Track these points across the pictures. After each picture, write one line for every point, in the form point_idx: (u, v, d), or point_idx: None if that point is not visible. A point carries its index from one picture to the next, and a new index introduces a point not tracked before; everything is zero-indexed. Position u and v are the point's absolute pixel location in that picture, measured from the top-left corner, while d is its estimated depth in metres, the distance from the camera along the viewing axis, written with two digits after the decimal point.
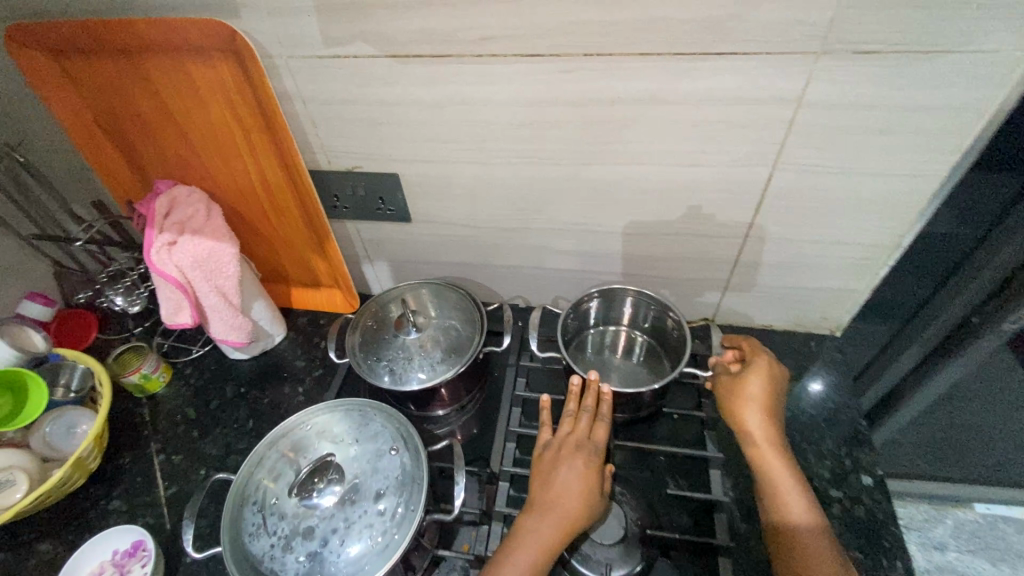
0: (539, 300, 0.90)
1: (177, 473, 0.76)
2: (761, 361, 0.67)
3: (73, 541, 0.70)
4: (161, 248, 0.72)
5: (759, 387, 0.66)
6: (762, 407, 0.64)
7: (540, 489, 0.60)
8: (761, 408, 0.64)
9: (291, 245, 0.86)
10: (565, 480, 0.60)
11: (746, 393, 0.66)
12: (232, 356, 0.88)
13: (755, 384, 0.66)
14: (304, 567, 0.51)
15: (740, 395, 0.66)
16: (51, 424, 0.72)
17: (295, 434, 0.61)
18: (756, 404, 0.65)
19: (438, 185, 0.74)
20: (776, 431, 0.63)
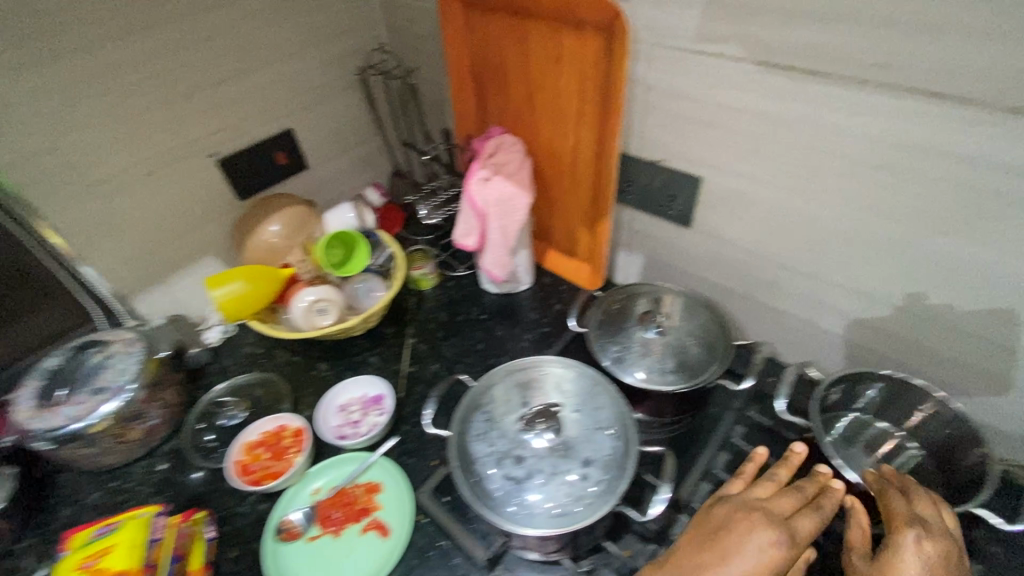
0: (788, 355, 0.81)
1: (418, 359, 0.91)
2: (933, 504, 0.52)
3: (341, 373, 0.91)
4: (479, 181, 0.85)
5: (946, 537, 0.49)
6: (938, 553, 0.48)
7: (703, 547, 0.50)
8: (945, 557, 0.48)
9: (568, 212, 0.93)
10: (738, 543, 0.50)
11: (930, 528, 0.50)
12: (485, 287, 1.00)
13: (908, 514, 0.51)
14: (506, 486, 0.59)
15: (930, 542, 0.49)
16: (359, 284, 0.93)
17: (532, 375, 0.70)
18: (945, 556, 0.48)
19: (738, 201, 0.71)
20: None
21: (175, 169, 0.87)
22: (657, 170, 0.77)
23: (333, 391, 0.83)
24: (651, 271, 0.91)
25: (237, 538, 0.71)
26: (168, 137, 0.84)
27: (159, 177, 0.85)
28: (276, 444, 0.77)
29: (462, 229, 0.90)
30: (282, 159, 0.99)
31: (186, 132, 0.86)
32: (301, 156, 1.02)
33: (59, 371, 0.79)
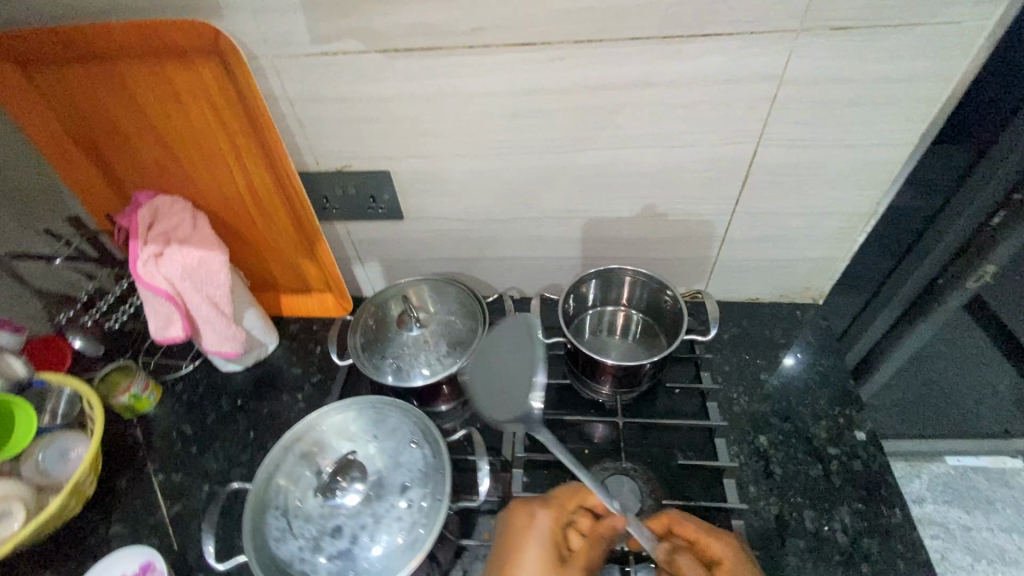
0: (533, 289, 0.91)
1: (179, 491, 0.73)
2: (535, 506, 0.58)
3: (72, 571, 0.67)
4: (149, 262, 0.69)
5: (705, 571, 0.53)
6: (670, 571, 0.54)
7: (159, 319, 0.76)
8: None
9: (282, 251, 0.84)
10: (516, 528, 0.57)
11: (509, 531, 0.57)
12: (224, 368, 0.85)
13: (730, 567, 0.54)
14: (335, 568, 0.48)
15: (505, 526, 0.57)
16: (43, 450, 0.67)
17: (313, 435, 0.57)
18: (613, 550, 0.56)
19: (430, 180, 0.74)
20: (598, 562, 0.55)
21: None
22: (344, 179, 0.75)
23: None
24: (393, 273, 0.90)
25: None
26: None
27: None
28: None
29: (157, 323, 0.73)
30: None
31: None
32: None
33: None
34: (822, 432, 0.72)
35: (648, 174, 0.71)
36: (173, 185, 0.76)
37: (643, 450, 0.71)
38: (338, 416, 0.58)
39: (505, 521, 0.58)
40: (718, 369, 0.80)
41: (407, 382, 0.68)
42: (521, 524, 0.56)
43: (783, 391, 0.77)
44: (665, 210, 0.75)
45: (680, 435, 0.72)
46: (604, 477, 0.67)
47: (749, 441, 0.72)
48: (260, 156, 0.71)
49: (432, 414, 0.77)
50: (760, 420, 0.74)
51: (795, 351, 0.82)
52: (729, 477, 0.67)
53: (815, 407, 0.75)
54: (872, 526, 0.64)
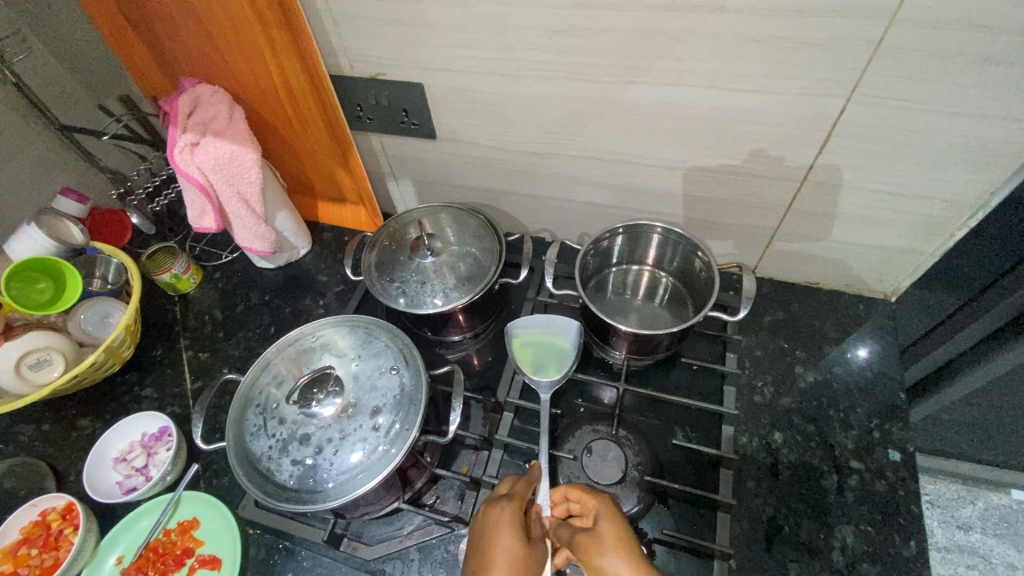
0: (566, 233, 0.85)
1: (203, 368, 0.79)
2: (502, 502, 0.54)
3: (109, 420, 0.76)
4: (184, 150, 0.71)
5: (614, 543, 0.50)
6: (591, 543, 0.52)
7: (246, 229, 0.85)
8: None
9: (317, 157, 0.83)
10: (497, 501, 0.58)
11: (480, 531, 0.53)
12: (259, 265, 0.89)
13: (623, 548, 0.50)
14: (299, 472, 0.50)
15: (475, 530, 0.54)
16: (86, 312, 0.76)
17: (301, 344, 0.58)
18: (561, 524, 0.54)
19: (463, 99, 0.69)
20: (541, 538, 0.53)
21: None
22: (378, 87, 0.71)
23: (98, 447, 0.68)
24: (425, 195, 0.88)
25: None
26: None
27: None
28: (45, 534, 0.62)
29: (194, 212, 0.76)
30: None
31: None
32: None
33: None
34: (850, 442, 0.64)
35: (709, 121, 0.60)
36: (216, 75, 0.76)
37: (642, 422, 0.67)
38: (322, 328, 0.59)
39: (475, 525, 0.54)
40: (747, 351, 0.72)
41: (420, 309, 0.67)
42: (490, 521, 0.53)
43: (817, 389, 0.69)
44: (723, 164, 0.65)
45: (686, 413, 0.67)
46: (592, 440, 0.65)
47: (762, 435, 0.65)
48: (295, 54, 0.68)
49: (442, 342, 0.77)
50: (781, 415, 0.67)
51: (845, 347, 0.72)
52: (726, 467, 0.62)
53: (850, 414, 0.67)
54: (876, 553, 0.57)
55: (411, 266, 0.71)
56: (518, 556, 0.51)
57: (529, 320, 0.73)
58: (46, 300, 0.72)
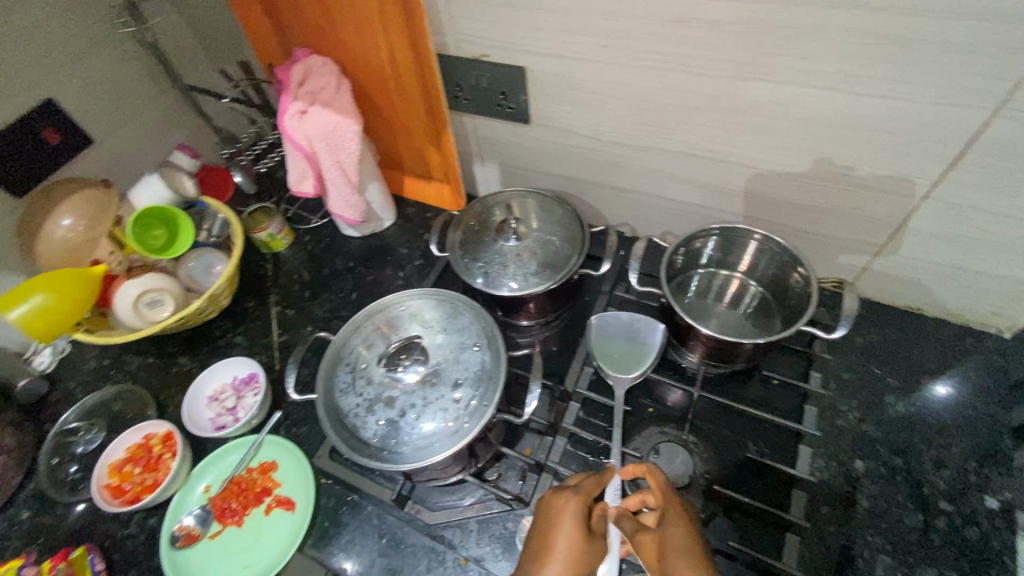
0: (648, 230, 0.84)
1: (290, 324, 0.85)
2: (568, 493, 0.55)
3: (204, 360, 0.82)
4: (295, 117, 0.75)
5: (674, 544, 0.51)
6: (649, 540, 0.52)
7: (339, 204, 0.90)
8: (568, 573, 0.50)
9: (411, 133, 0.86)
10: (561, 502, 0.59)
11: (545, 517, 0.55)
12: (346, 232, 0.94)
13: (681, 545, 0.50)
14: (382, 431, 0.53)
15: (541, 515, 0.56)
16: (194, 261, 0.83)
17: (390, 312, 0.61)
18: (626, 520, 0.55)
19: (564, 86, 0.68)
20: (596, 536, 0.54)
21: None
22: (479, 68, 0.72)
23: (196, 384, 0.75)
24: (509, 178, 0.88)
25: (130, 563, 0.66)
26: None
27: None
28: (148, 455, 0.70)
29: (296, 177, 0.81)
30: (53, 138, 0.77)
31: None
32: (76, 127, 0.80)
33: None
34: (941, 483, 0.60)
35: (827, 125, 0.57)
36: (327, 47, 0.79)
37: (713, 430, 0.66)
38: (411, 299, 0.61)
39: (541, 511, 0.56)
40: (832, 372, 0.69)
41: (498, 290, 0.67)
42: (555, 509, 0.55)
43: (907, 421, 0.65)
44: (834, 172, 0.61)
45: (759, 428, 0.65)
46: (659, 442, 0.65)
47: (842, 462, 0.62)
48: (405, 30, 0.70)
49: (513, 326, 0.78)
50: (864, 443, 0.64)
51: (945, 382, 0.67)
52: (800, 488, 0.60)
53: (943, 452, 0.62)
54: None
55: (493, 249, 0.72)
56: (578, 547, 0.52)
57: (607, 314, 0.73)
58: (161, 245, 0.80)
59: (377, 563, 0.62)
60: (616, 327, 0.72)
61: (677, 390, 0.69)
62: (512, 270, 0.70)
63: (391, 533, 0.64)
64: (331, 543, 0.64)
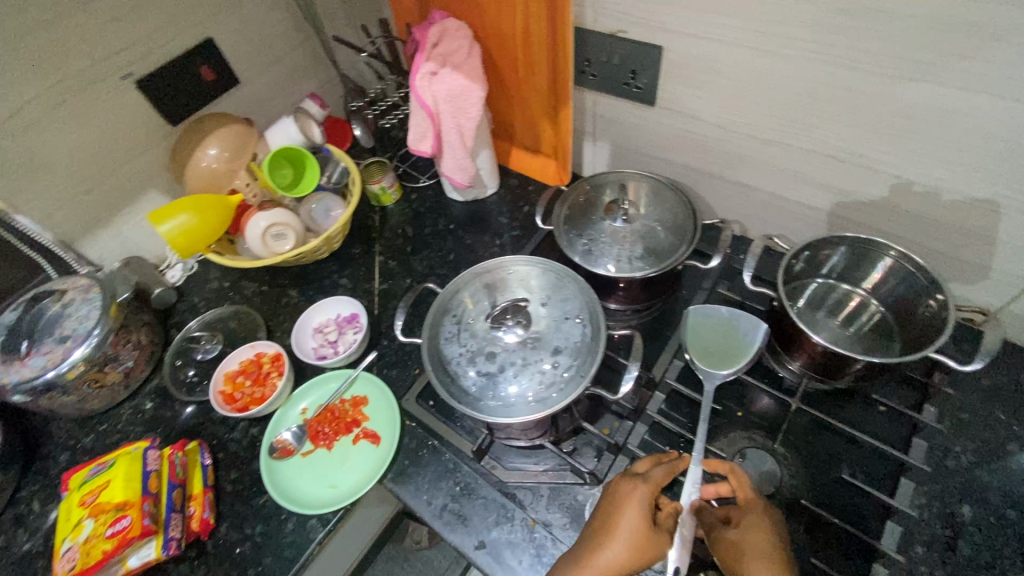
0: (759, 231, 0.81)
1: (391, 274, 0.90)
2: (637, 480, 0.55)
3: (312, 295, 0.90)
4: (426, 76, 0.78)
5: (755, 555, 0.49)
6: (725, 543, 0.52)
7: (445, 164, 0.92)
8: (629, 557, 0.51)
9: (529, 106, 0.87)
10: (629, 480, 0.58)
11: (612, 499, 0.55)
12: (450, 195, 0.98)
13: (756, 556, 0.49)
14: (480, 382, 0.55)
15: (608, 496, 0.56)
16: (315, 203, 0.89)
17: (498, 273, 0.63)
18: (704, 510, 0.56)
19: (700, 70, 0.67)
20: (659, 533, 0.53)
21: (84, 97, 0.76)
22: (613, 45, 0.72)
23: (305, 315, 0.82)
24: (619, 161, 0.88)
25: (234, 462, 0.74)
26: (69, 57, 0.73)
27: (72, 105, 0.75)
28: (257, 371, 0.77)
29: (416, 136, 0.85)
30: (209, 75, 0.88)
31: (92, 48, 0.74)
32: (229, 69, 0.90)
33: (18, 323, 0.76)
34: None
35: (1001, 139, 0.52)
36: (464, 12, 0.82)
37: (804, 446, 0.63)
38: (519, 264, 0.63)
39: (608, 492, 0.57)
40: (950, 409, 0.64)
41: (595, 265, 0.68)
42: (623, 492, 0.55)
43: None
44: (998, 191, 0.56)
45: (857, 452, 0.62)
46: (745, 446, 0.63)
47: (947, 504, 0.58)
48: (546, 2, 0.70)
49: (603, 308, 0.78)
50: (976, 489, 0.59)
51: None
52: (896, 520, 0.56)
53: None
54: None
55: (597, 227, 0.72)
56: (641, 533, 0.52)
57: (705, 307, 0.71)
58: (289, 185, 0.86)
59: (449, 507, 0.65)
60: (711, 322, 0.70)
61: (769, 396, 0.67)
62: (615, 251, 0.69)
63: (465, 482, 0.67)
64: (408, 481, 0.68)
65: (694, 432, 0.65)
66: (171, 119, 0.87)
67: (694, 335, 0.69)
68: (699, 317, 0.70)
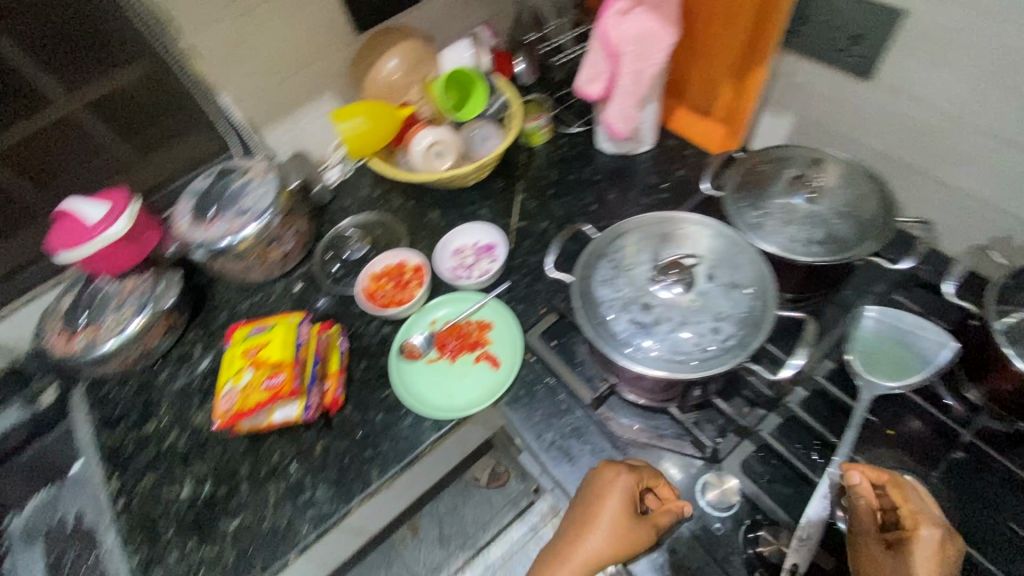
0: (951, 242, 0.72)
1: (529, 213, 0.91)
2: (621, 467, 0.57)
3: (452, 219, 0.93)
4: (616, 15, 0.75)
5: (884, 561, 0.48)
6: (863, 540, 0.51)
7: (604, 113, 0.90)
8: (609, 547, 0.54)
9: (713, 64, 0.82)
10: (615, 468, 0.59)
11: (594, 485, 0.58)
12: (600, 146, 0.95)
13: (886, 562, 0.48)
14: (633, 330, 0.53)
15: (590, 482, 0.58)
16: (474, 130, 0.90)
17: (662, 226, 0.60)
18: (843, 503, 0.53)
19: (946, 43, 0.60)
20: (639, 527, 0.55)
21: None
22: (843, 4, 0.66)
23: (448, 235, 0.86)
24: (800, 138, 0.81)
25: (365, 353, 0.80)
26: None
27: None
28: (399, 277, 0.82)
29: (588, 76, 0.82)
30: None
31: None
32: None
33: (208, 189, 0.86)
34: None
35: None
36: None
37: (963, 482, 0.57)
38: (688, 222, 0.59)
39: (591, 477, 0.58)
40: None
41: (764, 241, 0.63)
42: (606, 484, 0.57)
43: None
44: None
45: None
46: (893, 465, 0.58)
47: None
48: None
49: None
50: None
51: None
52: None
53: None
54: None
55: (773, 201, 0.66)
56: (619, 524, 0.55)
57: (888, 312, 0.65)
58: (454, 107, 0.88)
59: (559, 443, 0.67)
60: (888, 331, 0.64)
61: (929, 420, 0.60)
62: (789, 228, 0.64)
63: (578, 426, 0.68)
64: (522, 409, 0.70)
65: (832, 436, 0.60)
66: (358, 28, 0.91)
67: (862, 339, 0.64)
68: (875, 321, 0.65)
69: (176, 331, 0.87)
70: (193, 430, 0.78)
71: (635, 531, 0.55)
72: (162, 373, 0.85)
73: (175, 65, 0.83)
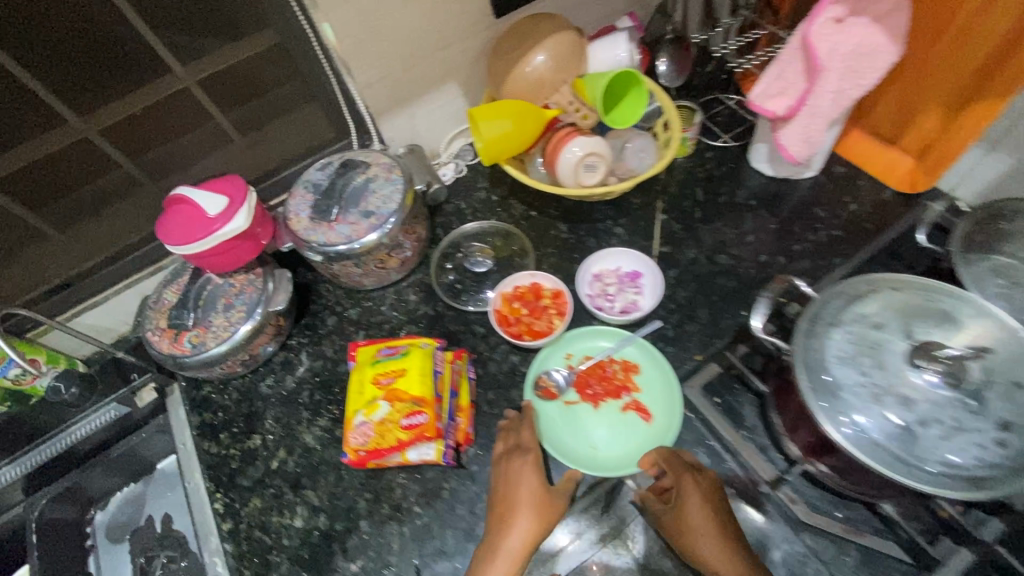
0: None
1: (674, 239, 0.81)
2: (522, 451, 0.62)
3: (583, 236, 0.84)
4: (829, 23, 0.64)
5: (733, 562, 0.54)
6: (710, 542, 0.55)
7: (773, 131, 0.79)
8: (532, 526, 0.58)
9: (924, 88, 0.70)
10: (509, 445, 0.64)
11: (504, 475, 0.61)
12: (756, 164, 0.84)
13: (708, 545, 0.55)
14: (895, 433, 0.46)
15: (499, 472, 0.62)
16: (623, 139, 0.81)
17: (910, 298, 0.51)
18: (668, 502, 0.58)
19: None
20: (549, 498, 0.60)
21: None
22: None
23: (590, 259, 0.77)
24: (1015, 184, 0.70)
25: (493, 384, 0.72)
26: None
27: None
28: (535, 302, 0.75)
29: (772, 90, 0.71)
30: None
31: None
32: None
33: (326, 184, 0.78)
34: None
35: None
36: None
37: None
38: (946, 297, 0.51)
39: (499, 468, 0.62)
40: None
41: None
42: (513, 470, 0.61)
43: None
44: None
45: None
46: None
47: None
48: None
49: None
50: None
51: None
52: None
53: None
54: None
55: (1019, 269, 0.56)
56: (535, 496, 0.59)
57: None
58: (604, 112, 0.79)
59: None
60: None
61: None
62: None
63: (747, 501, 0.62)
64: None
65: None
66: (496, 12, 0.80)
67: None
68: None
69: (281, 335, 0.80)
70: (302, 452, 0.72)
71: (536, 483, 0.60)
72: (265, 381, 0.79)
73: (308, 41, 0.74)
